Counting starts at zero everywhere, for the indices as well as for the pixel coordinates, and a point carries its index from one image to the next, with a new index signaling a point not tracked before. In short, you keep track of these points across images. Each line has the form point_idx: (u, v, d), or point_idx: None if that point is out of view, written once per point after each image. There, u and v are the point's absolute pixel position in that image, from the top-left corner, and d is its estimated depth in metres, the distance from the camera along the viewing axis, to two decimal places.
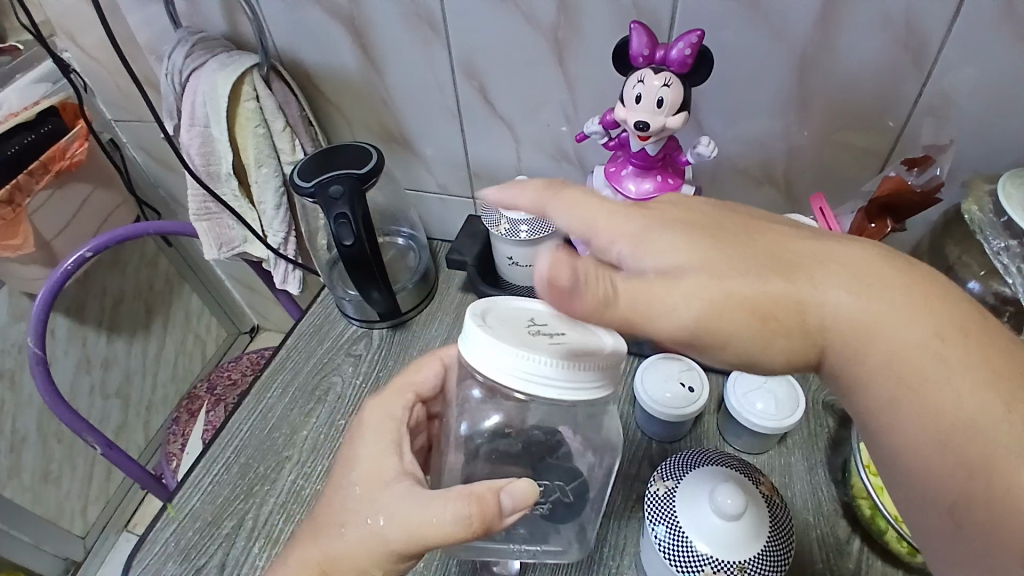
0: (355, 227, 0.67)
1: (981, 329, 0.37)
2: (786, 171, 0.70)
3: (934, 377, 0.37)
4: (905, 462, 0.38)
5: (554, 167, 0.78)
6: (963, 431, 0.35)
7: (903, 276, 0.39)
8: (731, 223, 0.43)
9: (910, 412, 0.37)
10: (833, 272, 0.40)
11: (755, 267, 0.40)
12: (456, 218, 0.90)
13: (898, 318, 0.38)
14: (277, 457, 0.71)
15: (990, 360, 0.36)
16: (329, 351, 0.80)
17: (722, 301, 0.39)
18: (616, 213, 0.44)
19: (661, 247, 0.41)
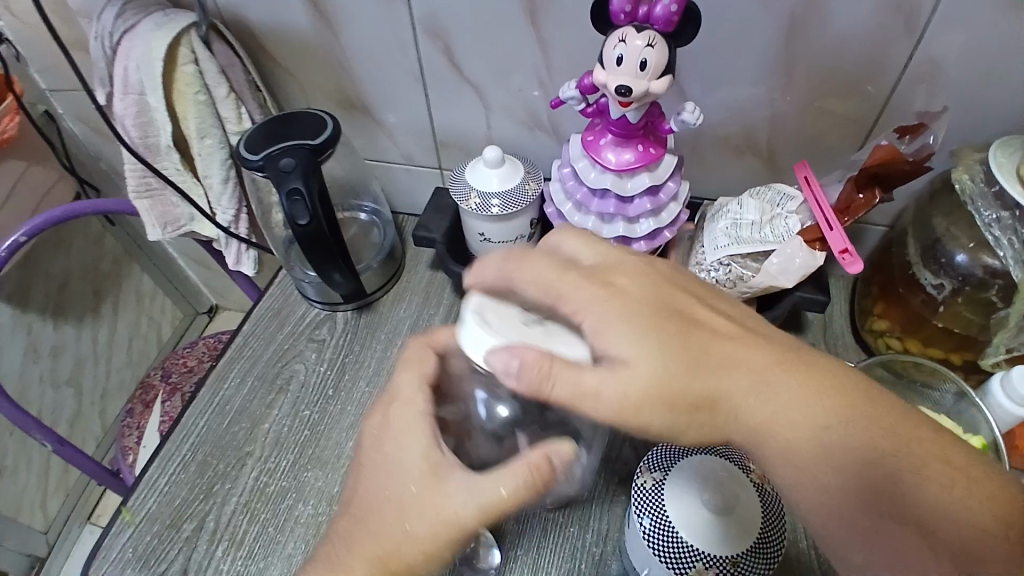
0: (309, 204, 0.61)
1: (881, 423, 0.40)
2: (769, 139, 0.66)
3: (842, 435, 0.40)
4: (812, 491, 0.40)
5: (527, 136, 0.73)
6: (871, 466, 0.39)
7: (804, 367, 0.42)
8: (664, 296, 0.43)
9: (832, 469, 0.40)
10: (757, 364, 0.41)
11: (684, 356, 0.41)
12: (422, 190, 0.84)
13: (801, 407, 0.40)
14: (237, 453, 0.66)
15: (880, 420, 0.40)
16: (290, 337, 0.75)
17: (653, 382, 0.40)
18: (576, 280, 0.43)
19: (613, 325, 0.41)
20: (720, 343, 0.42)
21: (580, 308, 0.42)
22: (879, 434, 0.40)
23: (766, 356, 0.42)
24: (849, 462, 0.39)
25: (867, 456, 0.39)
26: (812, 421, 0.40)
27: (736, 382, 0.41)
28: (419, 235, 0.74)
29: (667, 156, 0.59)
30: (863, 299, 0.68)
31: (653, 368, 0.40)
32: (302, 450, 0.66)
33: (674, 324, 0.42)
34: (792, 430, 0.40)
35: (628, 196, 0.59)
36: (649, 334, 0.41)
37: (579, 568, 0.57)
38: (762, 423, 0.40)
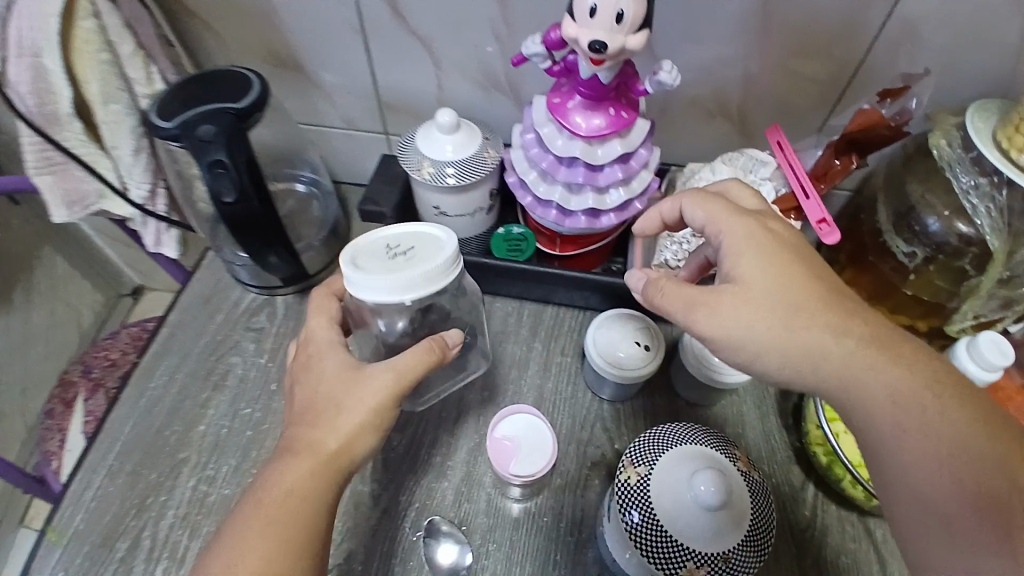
0: (236, 178, 0.53)
1: (976, 407, 0.37)
2: (740, 102, 0.63)
3: (923, 402, 0.37)
4: (880, 435, 0.38)
5: (483, 97, 0.67)
6: (951, 432, 0.36)
7: (917, 353, 0.40)
8: (812, 261, 0.44)
9: (898, 418, 0.37)
10: (869, 320, 0.41)
11: (807, 293, 0.42)
12: (366, 158, 0.77)
13: (898, 363, 0.39)
14: (171, 460, 0.59)
15: (967, 407, 0.37)
16: (223, 326, 0.67)
17: (765, 302, 0.41)
18: (734, 212, 0.45)
19: (751, 256, 0.43)
20: (854, 307, 0.42)
21: (724, 231, 0.45)
22: (962, 415, 0.37)
23: (889, 332, 0.41)
24: (930, 419, 0.37)
25: (956, 426, 0.36)
26: (902, 378, 0.38)
27: (842, 327, 0.41)
28: (366, 210, 0.67)
29: (639, 121, 0.54)
30: (829, 267, 0.66)
31: (774, 294, 0.42)
32: (245, 453, 0.59)
33: (809, 269, 0.43)
34: (883, 375, 0.39)
35: (598, 165, 0.54)
36: (785, 270, 0.42)
37: (554, 559, 0.53)
38: (849, 364, 0.39)
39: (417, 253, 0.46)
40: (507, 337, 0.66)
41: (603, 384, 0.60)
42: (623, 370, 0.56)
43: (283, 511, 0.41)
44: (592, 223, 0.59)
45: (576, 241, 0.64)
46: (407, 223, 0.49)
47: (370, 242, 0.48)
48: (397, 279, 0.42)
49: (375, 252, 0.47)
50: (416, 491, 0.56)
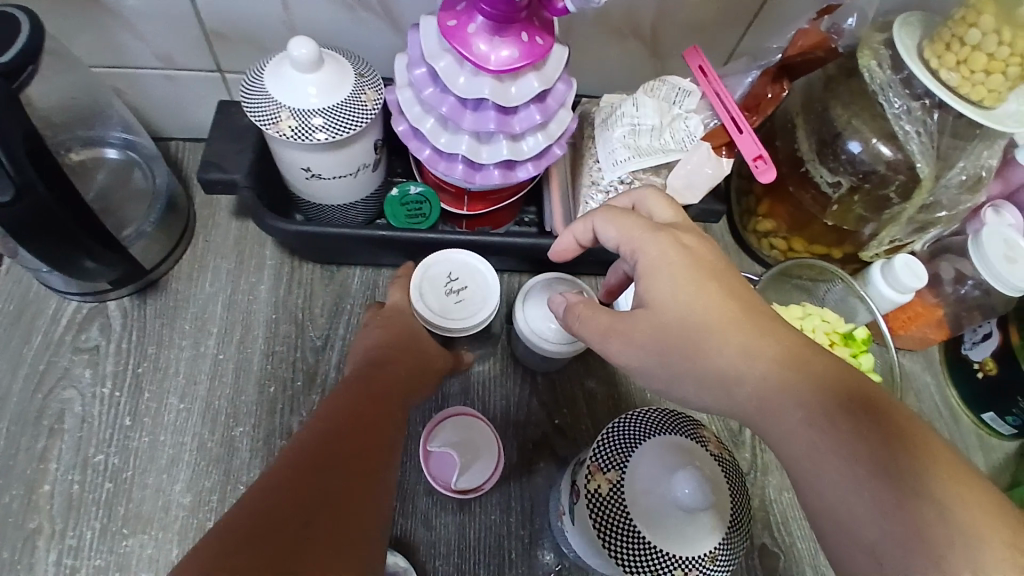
0: (8, 169, 0.37)
1: (900, 427, 0.32)
2: (653, 17, 0.55)
3: (842, 427, 0.32)
4: (795, 460, 0.34)
5: (343, 18, 0.53)
6: (872, 455, 0.31)
7: (840, 371, 0.35)
8: (731, 277, 0.38)
9: (816, 442, 0.33)
10: (787, 339, 0.36)
11: (721, 316, 0.37)
12: (198, 106, 0.60)
13: (813, 385, 0.34)
14: (15, 536, 0.46)
15: (891, 428, 0.32)
16: (41, 353, 0.52)
17: (673, 325, 0.37)
18: (646, 227, 0.40)
19: (663, 275, 0.38)
20: (773, 326, 0.37)
21: (638, 250, 0.39)
22: (889, 440, 0.32)
23: (810, 349, 0.36)
24: (848, 444, 0.32)
25: (872, 449, 0.32)
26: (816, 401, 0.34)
27: (757, 349, 0.36)
28: (211, 179, 0.52)
29: (556, 47, 0.45)
30: (743, 198, 0.64)
31: (687, 321, 0.37)
32: (111, 511, 0.48)
33: (726, 287, 0.38)
34: (797, 400, 0.34)
35: (511, 106, 0.45)
36: (698, 289, 0.37)
37: (508, 558, 0.49)
38: (759, 387, 0.35)
39: (473, 295, 0.51)
40: None
41: (535, 358, 0.54)
42: (564, 342, 0.50)
43: (361, 407, 0.40)
44: (507, 176, 0.50)
45: (485, 197, 0.55)
46: (456, 256, 0.52)
47: (430, 268, 0.51)
48: (449, 329, 0.50)
49: (436, 282, 0.51)
50: None
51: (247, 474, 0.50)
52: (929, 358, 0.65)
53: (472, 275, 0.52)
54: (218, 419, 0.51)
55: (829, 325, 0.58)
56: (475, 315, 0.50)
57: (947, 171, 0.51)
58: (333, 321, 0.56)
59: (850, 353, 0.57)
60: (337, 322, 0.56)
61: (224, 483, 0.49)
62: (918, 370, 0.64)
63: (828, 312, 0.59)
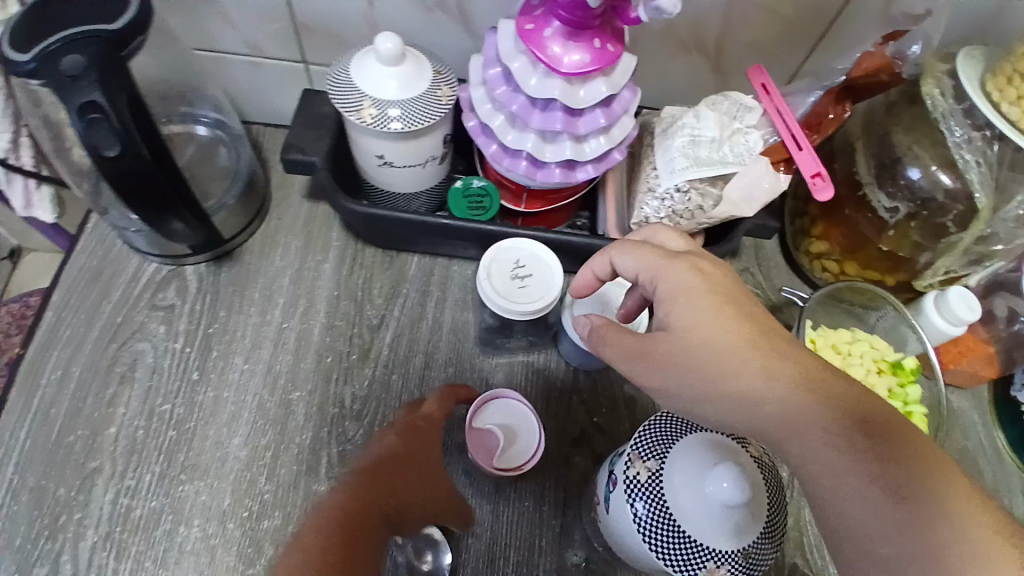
0: (113, 124, 0.40)
1: (916, 451, 0.34)
2: (718, 35, 0.57)
3: (865, 452, 0.33)
4: (820, 485, 0.34)
5: (424, 20, 0.57)
6: (894, 478, 0.33)
7: (855, 394, 0.36)
8: (748, 301, 0.39)
9: (841, 465, 0.33)
10: (802, 363, 0.36)
11: (740, 343, 0.37)
12: (282, 94, 0.65)
13: (831, 411, 0.35)
14: (80, 472, 0.50)
15: (907, 451, 0.34)
16: (121, 308, 0.56)
17: (696, 347, 0.37)
18: (665, 256, 0.40)
19: (684, 299, 0.38)
20: (791, 351, 0.37)
21: (660, 276, 0.39)
22: (905, 462, 0.33)
23: (826, 372, 0.37)
24: (872, 470, 0.33)
25: (893, 475, 0.33)
26: (835, 429, 0.34)
27: (777, 375, 0.36)
28: (291, 160, 0.56)
29: (624, 56, 0.47)
30: (797, 219, 0.65)
31: (710, 345, 0.37)
32: (170, 459, 0.51)
33: (743, 311, 0.38)
34: (817, 426, 0.34)
35: (578, 108, 0.47)
36: (718, 313, 0.37)
37: (539, 545, 0.50)
38: (782, 411, 0.35)
39: (536, 282, 0.52)
40: (468, 305, 0.60)
41: (580, 355, 0.55)
42: None
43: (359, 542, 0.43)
44: (567, 176, 0.52)
45: (543, 197, 0.57)
46: (520, 245, 0.54)
47: (498, 255, 0.53)
48: (514, 314, 0.51)
49: (502, 266, 0.53)
50: None
51: (300, 436, 0.52)
52: (979, 397, 0.64)
53: (536, 264, 0.53)
54: (276, 383, 0.54)
55: (877, 352, 0.60)
56: (539, 299, 0.51)
57: (1004, 205, 0.50)
58: (389, 304, 0.59)
59: (896, 383, 0.59)
60: (393, 305, 0.59)
61: (277, 443, 0.52)
62: (968, 409, 0.63)
63: (876, 339, 0.61)
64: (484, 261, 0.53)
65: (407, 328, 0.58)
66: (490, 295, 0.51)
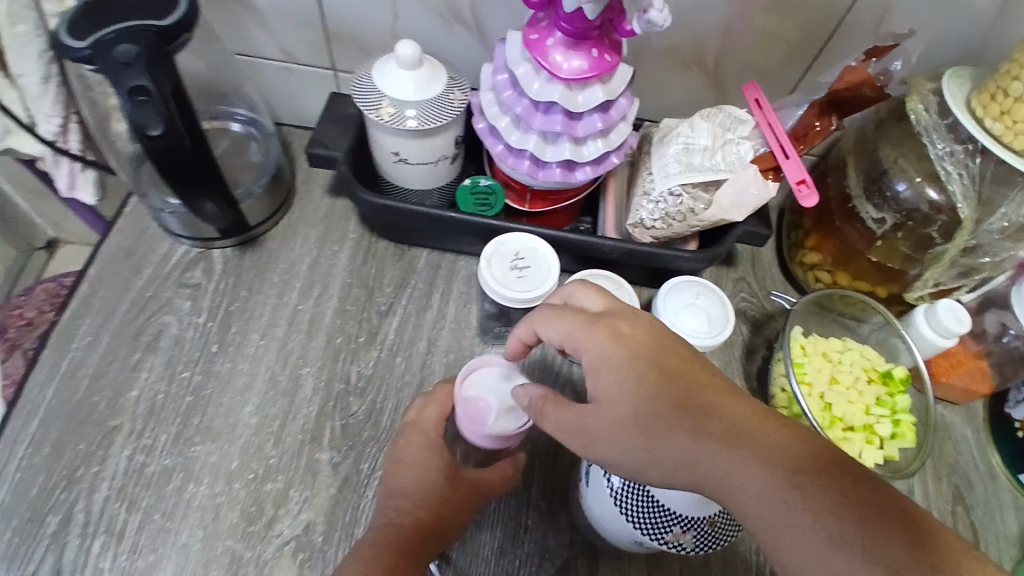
0: (160, 108, 0.45)
1: (858, 491, 0.33)
2: (717, 53, 0.60)
3: (805, 501, 0.33)
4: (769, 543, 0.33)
5: (443, 32, 0.62)
6: (840, 524, 0.32)
7: (786, 439, 0.36)
8: (671, 355, 0.41)
9: (784, 518, 0.33)
10: (726, 413, 0.37)
11: (663, 401, 0.38)
12: (312, 98, 0.70)
13: (761, 461, 0.34)
14: (101, 429, 0.54)
15: (853, 493, 0.33)
16: (155, 283, 0.61)
17: (624, 411, 0.39)
18: (584, 323, 0.43)
19: (605, 368, 0.40)
20: (716, 403, 0.38)
21: (582, 345, 0.42)
22: (854, 507, 0.32)
23: (754, 417, 0.37)
24: (815, 519, 0.32)
25: (839, 521, 0.32)
26: (768, 480, 0.34)
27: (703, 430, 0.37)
28: (315, 154, 0.61)
29: (621, 66, 0.51)
30: (794, 231, 0.67)
31: (635, 409, 0.38)
32: (187, 421, 0.54)
33: (663, 369, 0.39)
34: (750, 479, 0.34)
35: (577, 112, 0.51)
36: (639, 375, 0.39)
37: (525, 524, 0.53)
38: (714, 468, 0.35)
39: (533, 273, 0.55)
40: (472, 297, 0.64)
41: None
42: None
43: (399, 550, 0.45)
44: (566, 176, 0.56)
45: (546, 198, 0.61)
46: (523, 238, 0.57)
47: (501, 245, 0.57)
48: (510, 300, 0.54)
49: (504, 256, 0.56)
50: (378, 458, 0.54)
51: (307, 407, 0.56)
52: (972, 413, 0.64)
53: (535, 257, 0.56)
54: (289, 358, 0.58)
55: (867, 361, 0.61)
56: (534, 288, 0.54)
57: (989, 217, 0.52)
58: (397, 293, 0.63)
59: (884, 392, 0.60)
60: (401, 293, 0.63)
61: (286, 413, 0.55)
62: (959, 424, 0.64)
63: (867, 349, 0.62)
64: (487, 251, 0.56)
65: (413, 315, 0.62)
66: (490, 282, 0.54)
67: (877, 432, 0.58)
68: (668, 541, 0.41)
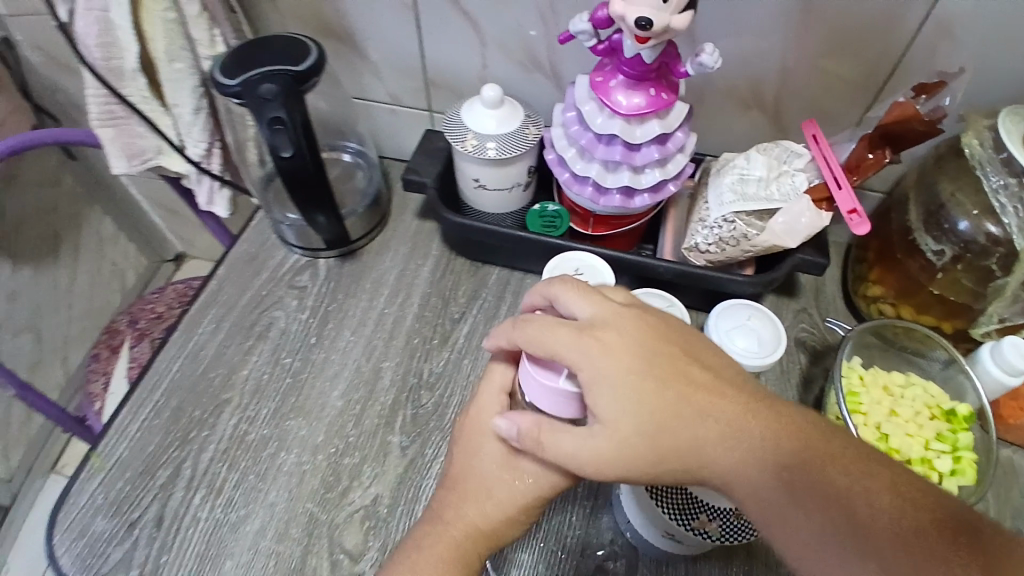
0: (292, 135, 0.56)
1: (836, 470, 0.38)
2: (776, 95, 0.65)
3: (798, 492, 0.38)
4: (775, 533, 0.38)
5: (524, 78, 0.70)
6: (829, 504, 0.37)
7: (771, 432, 0.40)
8: (657, 358, 0.43)
9: (784, 511, 0.38)
10: (718, 416, 0.41)
11: (663, 414, 0.41)
12: (409, 134, 0.80)
13: (753, 463, 0.39)
14: (214, 400, 0.63)
15: (834, 474, 0.38)
16: (269, 283, 0.71)
17: (629, 431, 0.41)
18: (570, 337, 0.42)
19: (599, 387, 0.41)
20: (707, 408, 0.41)
21: (575, 364, 0.42)
22: (835, 485, 0.37)
23: (738, 413, 0.41)
24: (805, 506, 0.37)
25: (826, 503, 0.37)
26: (762, 480, 0.39)
27: (700, 437, 0.41)
28: (409, 179, 0.70)
29: (678, 103, 0.56)
30: (857, 266, 0.68)
31: (638, 426, 0.41)
32: (284, 399, 0.63)
33: (659, 378, 0.42)
34: (750, 480, 0.39)
35: (635, 144, 0.57)
36: (635, 390, 0.41)
37: (570, 521, 0.55)
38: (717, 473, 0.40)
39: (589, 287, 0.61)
40: None
41: None
42: None
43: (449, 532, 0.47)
44: (626, 202, 0.61)
45: (608, 222, 0.66)
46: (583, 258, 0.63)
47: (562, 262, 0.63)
48: None
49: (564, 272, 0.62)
50: (442, 446, 0.60)
51: (384, 397, 0.62)
52: None
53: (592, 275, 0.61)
54: (372, 353, 0.66)
55: (930, 397, 0.60)
56: None
57: None
58: (470, 303, 0.70)
59: (947, 428, 0.58)
60: (473, 304, 0.70)
61: (366, 399, 0.62)
62: None
63: (931, 385, 0.61)
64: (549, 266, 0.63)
65: (482, 324, 0.68)
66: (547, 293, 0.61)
67: (937, 467, 0.56)
68: (695, 527, 0.47)
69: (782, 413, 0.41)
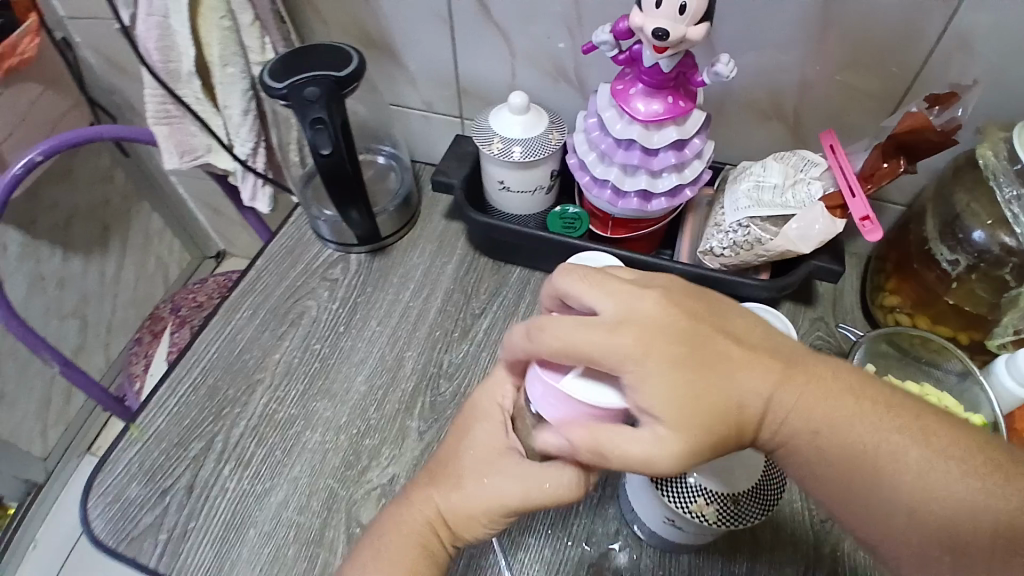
0: (331, 134, 0.60)
1: (868, 429, 0.40)
2: (796, 106, 0.66)
3: (836, 453, 0.41)
4: (817, 486, 0.42)
5: (551, 88, 0.73)
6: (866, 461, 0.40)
7: (805, 398, 0.41)
8: (695, 341, 0.41)
9: (825, 469, 0.41)
10: (758, 390, 0.41)
11: (713, 406, 0.40)
12: (440, 140, 0.84)
13: (793, 431, 0.41)
14: (248, 380, 0.67)
15: (867, 433, 0.40)
16: (303, 275, 0.76)
17: (686, 431, 0.39)
18: (603, 334, 0.40)
19: (645, 386, 0.40)
20: (747, 392, 0.41)
21: (616, 364, 0.40)
22: (869, 440, 0.40)
23: (774, 383, 0.41)
24: (844, 464, 0.40)
25: (861, 460, 0.40)
26: (806, 445, 0.41)
27: (745, 415, 0.41)
28: (437, 180, 0.74)
29: (696, 111, 0.59)
30: (874, 276, 0.68)
31: (692, 424, 0.39)
32: (311, 381, 0.66)
33: (699, 366, 0.40)
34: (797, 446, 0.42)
35: (653, 149, 0.59)
36: (684, 385, 0.40)
37: (576, 509, 0.57)
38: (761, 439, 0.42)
39: None
40: None
41: None
42: None
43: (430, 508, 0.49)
44: (644, 205, 0.63)
45: (626, 225, 0.68)
46: None
47: None
48: None
49: None
50: None
51: (405, 384, 0.66)
52: None
53: None
54: (397, 343, 0.69)
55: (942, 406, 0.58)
56: None
57: None
58: (490, 299, 0.73)
59: None
60: (493, 301, 0.72)
61: (388, 386, 0.66)
62: None
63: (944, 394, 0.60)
64: None
65: (501, 320, 0.71)
66: None
67: None
68: (692, 511, 0.47)
69: (808, 373, 0.42)
